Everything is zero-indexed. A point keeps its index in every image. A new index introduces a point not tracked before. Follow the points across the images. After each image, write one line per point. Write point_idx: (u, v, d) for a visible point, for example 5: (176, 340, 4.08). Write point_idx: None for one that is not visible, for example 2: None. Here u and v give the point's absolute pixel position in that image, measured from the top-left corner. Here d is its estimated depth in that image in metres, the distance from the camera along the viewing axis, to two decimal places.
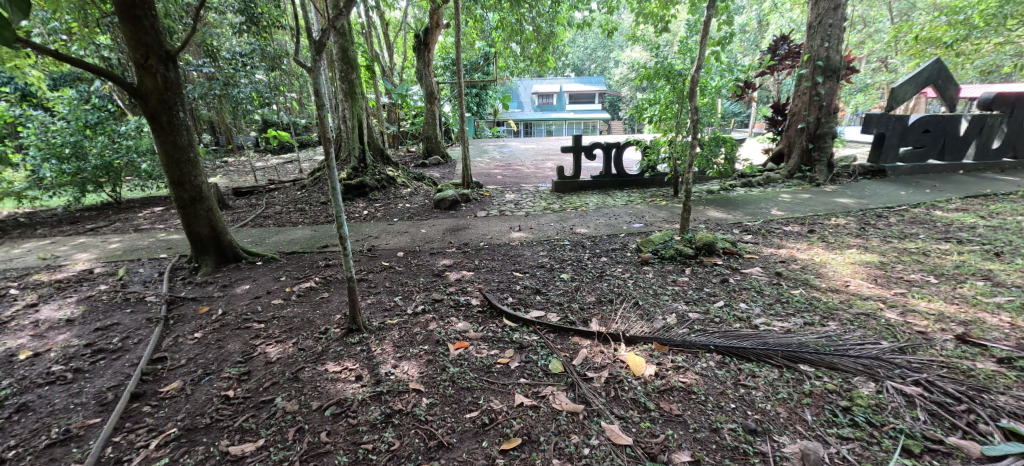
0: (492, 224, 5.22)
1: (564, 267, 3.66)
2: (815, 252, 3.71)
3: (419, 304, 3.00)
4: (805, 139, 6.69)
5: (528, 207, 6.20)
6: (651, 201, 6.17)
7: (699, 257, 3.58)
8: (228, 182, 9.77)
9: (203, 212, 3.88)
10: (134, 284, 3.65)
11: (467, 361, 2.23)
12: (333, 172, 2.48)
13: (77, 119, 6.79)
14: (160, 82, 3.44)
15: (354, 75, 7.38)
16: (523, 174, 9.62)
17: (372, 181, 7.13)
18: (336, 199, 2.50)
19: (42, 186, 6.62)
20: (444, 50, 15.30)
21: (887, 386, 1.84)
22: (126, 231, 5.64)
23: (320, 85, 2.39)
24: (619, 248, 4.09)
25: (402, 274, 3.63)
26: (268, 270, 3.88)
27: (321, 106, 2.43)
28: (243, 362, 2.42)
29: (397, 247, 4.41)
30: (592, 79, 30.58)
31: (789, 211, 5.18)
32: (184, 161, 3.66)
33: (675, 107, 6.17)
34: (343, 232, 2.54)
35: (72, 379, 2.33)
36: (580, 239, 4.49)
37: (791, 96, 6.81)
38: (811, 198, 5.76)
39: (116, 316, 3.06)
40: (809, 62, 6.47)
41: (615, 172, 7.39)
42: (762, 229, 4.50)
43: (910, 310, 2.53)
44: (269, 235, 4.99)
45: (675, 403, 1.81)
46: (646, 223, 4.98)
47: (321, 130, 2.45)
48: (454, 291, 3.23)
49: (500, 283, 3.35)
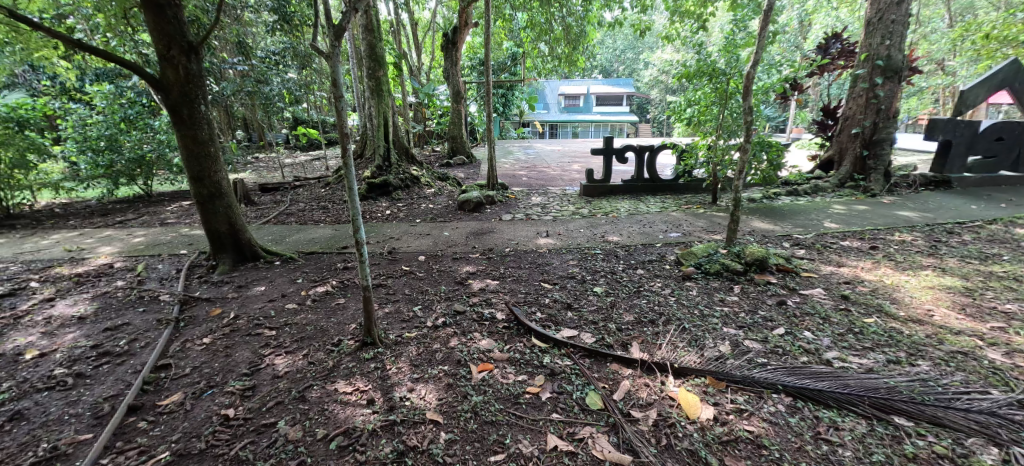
0: (518, 228, 4.96)
1: (597, 279, 3.37)
2: (885, 273, 3.29)
3: (440, 317, 2.77)
4: (859, 145, 6.18)
5: (556, 211, 5.93)
6: (687, 208, 5.80)
7: (749, 274, 3.22)
8: (255, 177, 9.87)
9: (222, 209, 3.75)
10: (151, 280, 3.54)
11: (491, 389, 1.98)
12: (351, 169, 2.26)
13: (113, 114, 6.96)
14: (183, 73, 3.34)
15: (381, 72, 7.27)
16: (550, 176, 9.35)
17: (396, 180, 7.00)
18: (353, 200, 2.28)
19: (77, 178, 6.73)
20: (471, 50, 15.18)
21: (1014, 453, 1.47)
22: (153, 224, 5.63)
23: (339, 74, 2.17)
24: (656, 259, 3.79)
25: (422, 280, 3.41)
26: (285, 270, 3.73)
27: (339, 96, 2.21)
28: (250, 374, 2.23)
29: (419, 250, 4.21)
30: (622, 81, 29.99)
31: (843, 224, 4.75)
32: (204, 155, 3.54)
33: (715, 108, 5.80)
34: (360, 237, 2.33)
35: (71, 385, 2.18)
36: (613, 247, 4.19)
37: (845, 98, 6.31)
38: (868, 210, 5.30)
39: (127, 315, 2.94)
40: (867, 62, 5.96)
41: (648, 177, 7.02)
42: (816, 243, 4.11)
43: (1017, 350, 2.13)
44: (290, 233, 4.87)
45: (743, 460, 1.50)
46: (684, 232, 4.63)
47: (339, 121, 2.22)
48: (477, 302, 2.99)
49: (527, 295, 3.09)
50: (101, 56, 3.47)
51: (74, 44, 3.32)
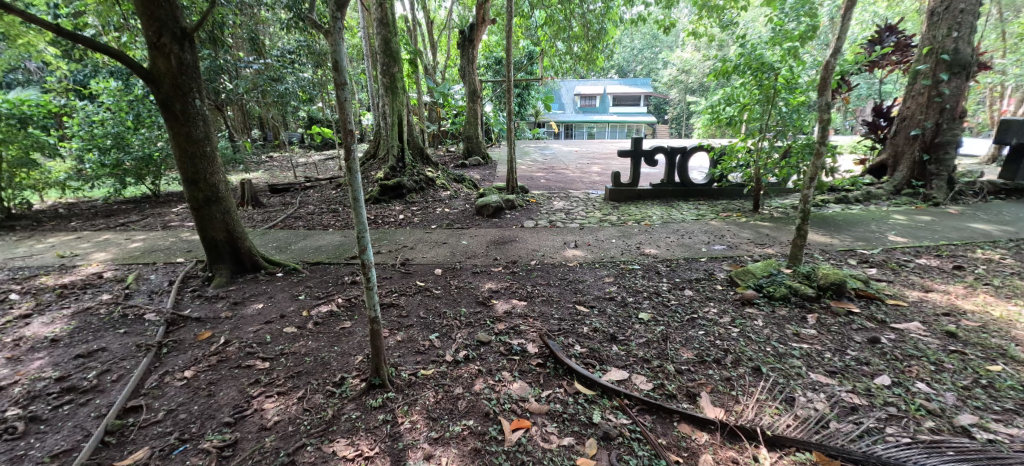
0: (542, 237, 4.53)
1: (641, 302, 2.92)
2: (986, 301, 2.79)
3: (461, 349, 2.35)
4: (918, 148, 5.62)
5: (581, 217, 5.48)
6: (726, 215, 5.31)
7: (823, 301, 2.74)
8: (267, 177, 9.61)
9: (218, 214, 3.38)
10: (140, 294, 3.19)
11: (532, 460, 1.56)
12: (356, 175, 1.85)
13: (120, 111, 6.70)
14: (175, 63, 2.98)
15: (395, 68, 6.89)
16: (570, 179, 8.89)
17: (410, 182, 6.62)
18: (358, 213, 1.86)
19: (82, 177, 6.51)
20: (488, 49, 14.84)
21: None
22: (155, 227, 5.32)
23: (342, 56, 1.76)
24: (705, 278, 3.32)
25: (440, 299, 3.00)
26: (287, 284, 3.34)
27: (342, 83, 1.79)
28: (232, 424, 1.84)
29: (435, 262, 3.80)
30: (640, 81, 29.32)
31: (911, 238, 4.22)
32: (200, 156, 3.18)
33: (759, 106, 5.29)
34: (367, 259, 1.92)
35: (21, 433, 1.81)
36: (653, 262, 3.72)
37: (902, 97, 5.75)
38: (933, 221, 4.74)
39: (106, 338, 2.57)
40: (930, 56, 5.40)
41: (679, 181, 6.53)
42: (888, 261, 3.60)
43: None
44: (296, 239, 4.51)
45: None
46: (730, 245, 4.15)
47: (340, 112, 1.78)
48: (504, 330, 2.56)
49: (561, 322, 2.65)
50: (85, 45, 3.12)
51: (53, 30, 2.97)
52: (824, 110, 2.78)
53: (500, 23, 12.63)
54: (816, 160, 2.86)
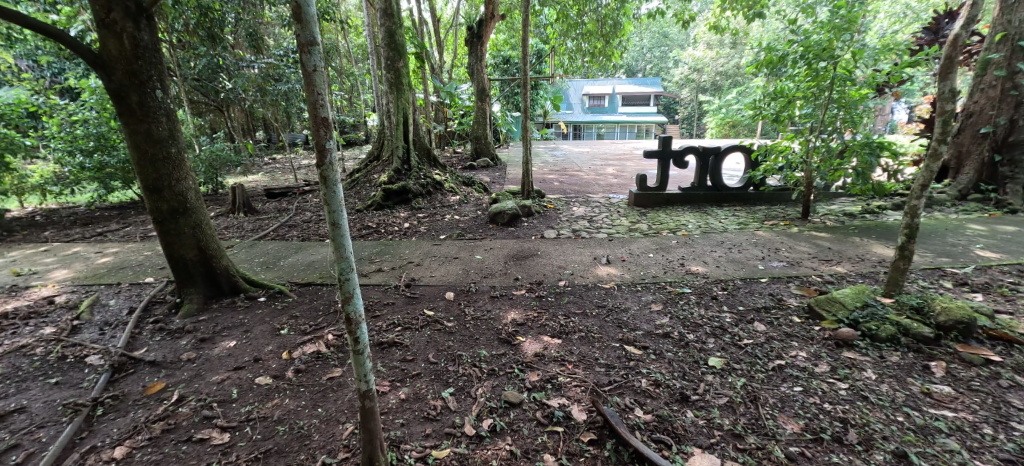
0: (567, 250, 3.94)
1: (705, 341, 2.33)
2: None
3: (485, 414, 1.77)
4: (987, 148, 5.02)
5: (607, 226, 4.89)
6: (772, 224, 4.71)
7: (944, 345, 2.16)
8: (266, 180, 9.11)
9: (187, 229, 2.81)
10: (92, 327, 2.63)
11: None
12: (336, 187, 1.30)
13: (104, 110, 6.00)
14: (128, 45, 2.43)
15: (400, 63, 6.30)
16: (586, 182, 8.27)
17: (415, 185, 6.05)
18: (341, 244, 1.31)
19: (62, 181, 5.98)
20: (496, 47, 14.31)
21: None
22: (133, 238, 4.77)
23: (310, 3, 1.20)
24: (776, 306, 2.71)
25: (453, 334, 2.43)
26: (269, 312, 2.78)
27: (310, 44, 1.22)
28: None
29: (446, 282, 3.22)
30: (650, 81, 28.58)
31: (1004, 252, 3.60)
32: (162, 159, 2.62)
33: (810, 100, 4.66)
34: (354, 311, 1.37)
35: None
36: (704, 283, 3.12)
37: (965, 90, 5.15)
38: (1020, 231, 4.09)
39: (30, 393, 2.01)
40: (1003, 43, 4.72)
41: (711, 184, 5.91)
42: (994, 284, 2.97)
43: None
44: (286, 253, 3.96)
45: None
46: (789, 261, 3.54)
47: (309, 91, 1.22)
48: (538, 383, 1.98)
49: (611, 371, 2.07)
50: None
51: None
52: (947, 96, 2.18)
53: (509, 19, 12.04)
54: (930, 163, 2.25)
